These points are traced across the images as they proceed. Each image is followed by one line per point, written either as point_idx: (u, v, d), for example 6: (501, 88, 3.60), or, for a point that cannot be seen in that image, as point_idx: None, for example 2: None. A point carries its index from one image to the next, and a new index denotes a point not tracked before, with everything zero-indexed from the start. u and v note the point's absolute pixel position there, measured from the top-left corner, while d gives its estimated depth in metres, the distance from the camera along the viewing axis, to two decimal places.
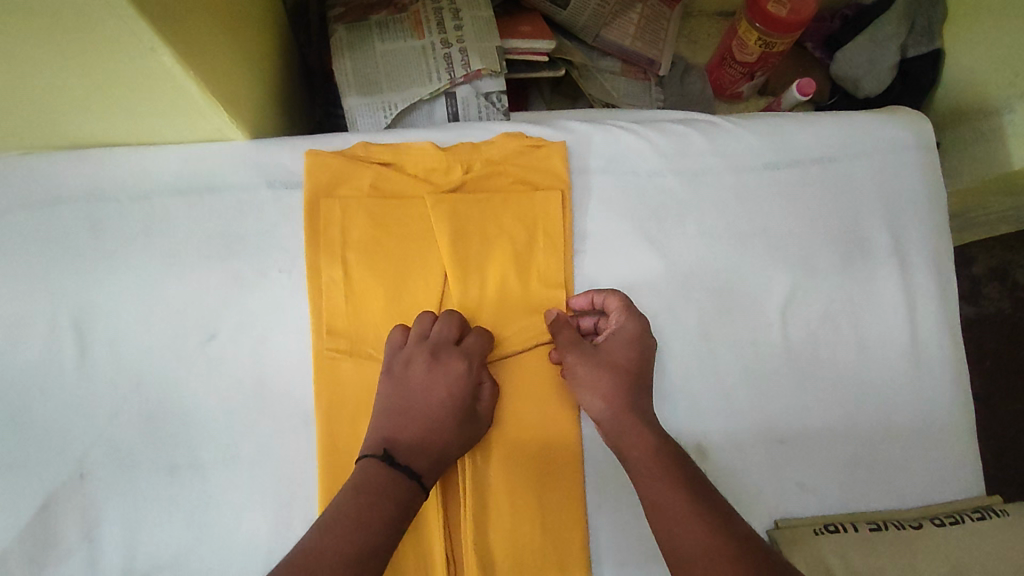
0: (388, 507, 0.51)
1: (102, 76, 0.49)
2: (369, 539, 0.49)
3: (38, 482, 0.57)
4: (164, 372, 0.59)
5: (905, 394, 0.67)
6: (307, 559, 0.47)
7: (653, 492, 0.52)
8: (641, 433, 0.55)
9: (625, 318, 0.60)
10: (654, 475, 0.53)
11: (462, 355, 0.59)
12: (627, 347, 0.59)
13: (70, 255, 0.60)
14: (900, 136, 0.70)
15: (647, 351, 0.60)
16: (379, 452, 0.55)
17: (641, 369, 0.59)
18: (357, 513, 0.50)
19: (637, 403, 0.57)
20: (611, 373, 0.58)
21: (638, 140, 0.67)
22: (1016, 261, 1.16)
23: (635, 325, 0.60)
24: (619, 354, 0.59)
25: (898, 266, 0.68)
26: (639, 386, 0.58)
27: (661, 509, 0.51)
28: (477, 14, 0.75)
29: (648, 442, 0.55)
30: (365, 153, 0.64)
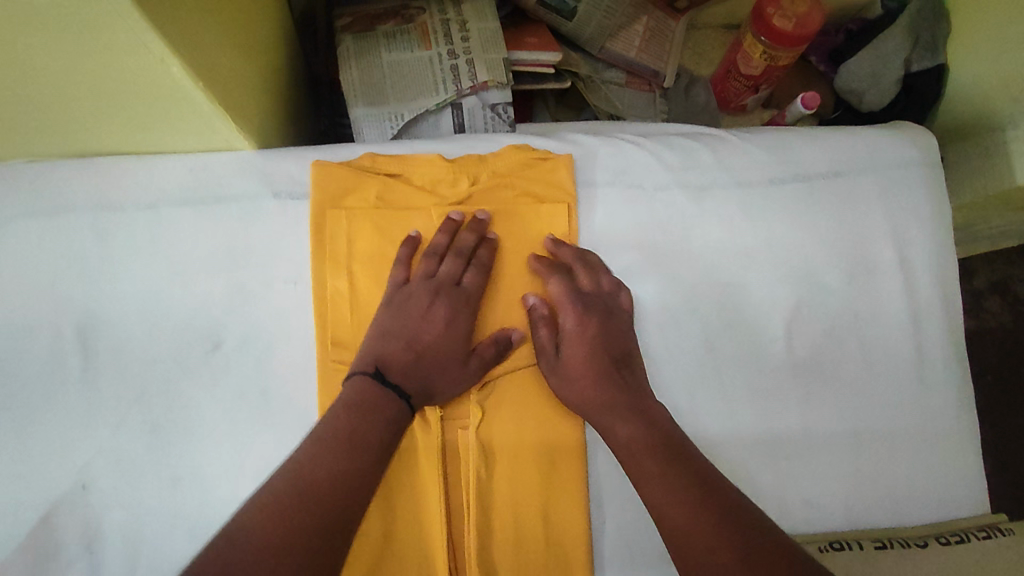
0: (378, 422, 0.54)
1: (111, 86, 0.49)
2: (360, 460, 0.52)
3: (40, 494, 0.56)
4: (167, 383, 0.59)
5: (909, 410, 0.67)
6: (304, 468, 0.50)
7: (633, 455, 0.55)
8: (620, 403, 0.58)
9: (574, 303, 0.61)
10: (635, 440, 0.56)
11: (465, 292, 0.61)
12: (586, 337, 0.61)
13: (75, 264, 0.60)
14: (906, 152, 0.70)
15: (615, 325, 0.62)
16: (369, 368, 0.56)
17: (605, 346, 0.60)
18: (350, 427, 0.53)
19: (611, 377, 0.59)
20: (580, 362, 0.60)
21: (644, 153, 0.67)
22: (1017, 275, 1.16)
23: (582, 312, 0.61)
24: (580, 347, 0.60)
25: (903, 283, 0.68)
26: (612, 363, 0.60)
27: (641, 470, 0.54)
28: (484, 26, 0.76)
29: (625, 409, 0.57)
30: (371, 164, 0.64)
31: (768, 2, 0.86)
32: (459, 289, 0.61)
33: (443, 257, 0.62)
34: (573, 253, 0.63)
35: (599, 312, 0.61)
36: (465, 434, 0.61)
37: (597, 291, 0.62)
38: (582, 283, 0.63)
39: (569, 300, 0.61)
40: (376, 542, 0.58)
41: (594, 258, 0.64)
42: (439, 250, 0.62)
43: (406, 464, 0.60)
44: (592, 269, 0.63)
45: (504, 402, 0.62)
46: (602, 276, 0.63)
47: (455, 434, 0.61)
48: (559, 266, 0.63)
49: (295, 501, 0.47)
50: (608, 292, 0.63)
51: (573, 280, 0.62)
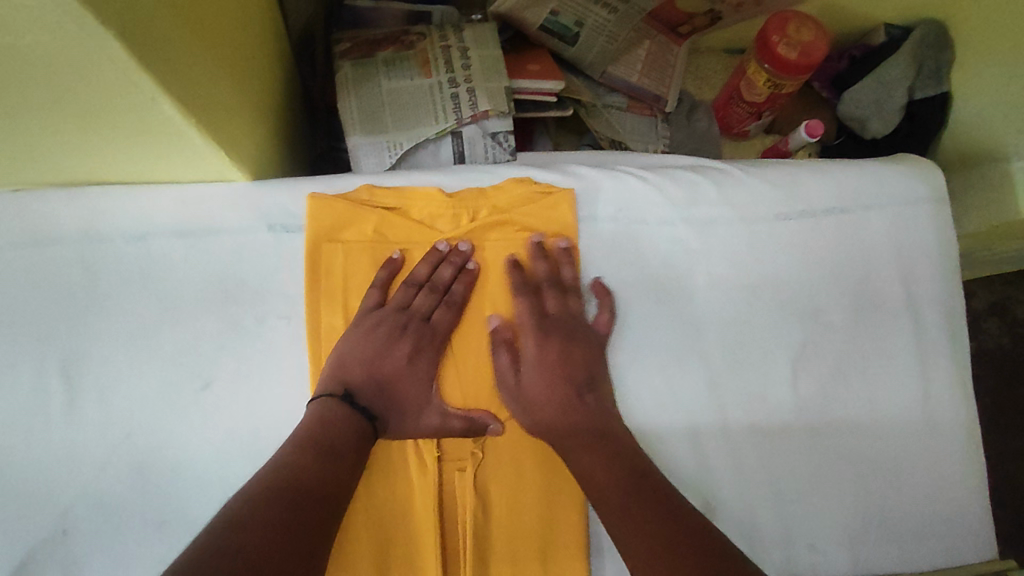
0: (349, 437, 0.55)
1: (99, 120, 0.47)
2: (328, 475, 0.52)
3: (23, 537, 0.55)
4: (154, 422, 0.57)
5: (915, 451, 0.66)
6: (285, 472, 0.50)
7: (595, 481, 0.56)
8: (585, 430, 0.58)
9: (538, 326, 0.61)
10: (596, 463, 0.56)
11: (434, 333, 0.60)
12: (547, 363, 0.61)
13: (62, 298, 0.58)
14: (914, 187, 0.69)
15: (580, 349, 0.61)
16: (337, 391, 0.56)
17: (566, 372, 0.60)
18: (318, 440, 0.53)
19: (575, 400, 0.59)
20: (541, 390, 0.60)
21: (648, 187, 0.65)
22: (1016, 297, 1.15)
23: (544, 336, 0.61)
24: (540, 377, 0.60)
25: (909, 321, 0.67)
26: (574, 389, 0.60)
27: (605, 497, 0.55)
28: (485, 53, 0.75)
29: (589, 435, 0.58)
30: (369, 197, 0.62)
31: (773, 30, 0.84)
32: (430, 328, 0.61)
33: (419, 290, 0.61)
34: (546, 263, 0.63)
35: (559, 338, 0.61)
36: (463, 477, 0.59)
37: (563, 311, 0.62)
38: (549, 301, 0.62)
39: (531, 324, 0.61)
40: None
41: (570, 267, 0.63)
42: (418, 280, 0.61)
43: (401, 509, 0.58)
44: (569, 285, 0.63)
45: (499, 444, 0.60)
46: (572, 293, 0.63)
47: (452, 478, 0.59)
48: (527, 284, 0.62)
49: (280, 496, 0.48)
50: (574, 311, 0.63)
51: (540, 300, 0.62)
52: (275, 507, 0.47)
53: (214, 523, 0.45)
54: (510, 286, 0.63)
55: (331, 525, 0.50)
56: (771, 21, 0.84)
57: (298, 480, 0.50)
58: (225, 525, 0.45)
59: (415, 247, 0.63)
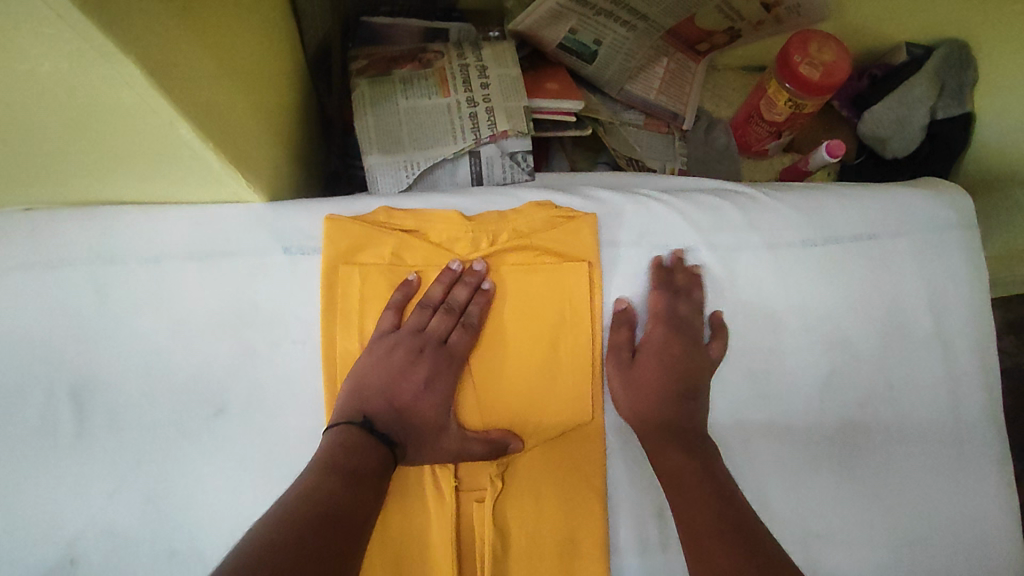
0: (372, 459, 0.53)
1: (116, 143, 0.46)
2: (361, 499, 0.50)
3: (32, 565, 0.53)
4: (166, 449, 0.56)
5: (946, 485, 0.64)
6: (320, 490, 0.49)
7: (681, 484, 0.56)
8: (685, 438, 0.58)
9: (668, 321, 0.62)
10: (685, 465, 0.56)
11: (449, 355, 0.58)
12: (666, 359, 0.61)
13: (73, 321, 0.57)
14: (942, 213, 0.67)
15: (691, 359, 0.61)
16: (356, 418, 0.55)
17: (680, 376, 0.60)
18: (342, 463, 0.51)
19: (675, 404, 0.59)
20: (655, 383, 0.60)
21: (671, 211, 0.64)
22: None
23: (667, 336, 0.61)
24: (648, 368, 0.60)
25: (938, 350, 0.66)
26: (685, 398, 0.60)
27: (694, 521, 0.53)
28: (504, 72, 0.74)
29: (682, 436, 0.58)
30: (387, 219, 0.61)
31: (794, 49, 0.83)
32: (445, 350, 0.59)
33: (435, 311, 0.59)
34: (666, 286, 0.62)
35: (684, 343, 0.61)
36: (480, 508, 0.57)
37: (691, 319, 0.62)
38: (682, 305, 0.62)
39: (664, 320, 0.61)
40: None
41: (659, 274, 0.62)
42: (432, 302, 0.59)
43: (417, 541, 0.56)
44: (698, 300, 0.62)
45: (517, 473, 0.58)
46: (697, 315, 0.62)
47: (469, 509, 0.57)
48: (669, 287, 0.62)
49: (305, 522, 0.45)
50: (694, 325, 0.62)
51: (667, 304, 0.62)
52: (300, 533, 0.45)
53: (240, 549, 0.42)
54: (654, 281, 0.62)
55: (360, 554, 0.47)
56: (792, 40, 0.83)
57: (322, 507, 0.47)
58: (262, 548, 0.42)
59: (433, 267, 0.61)
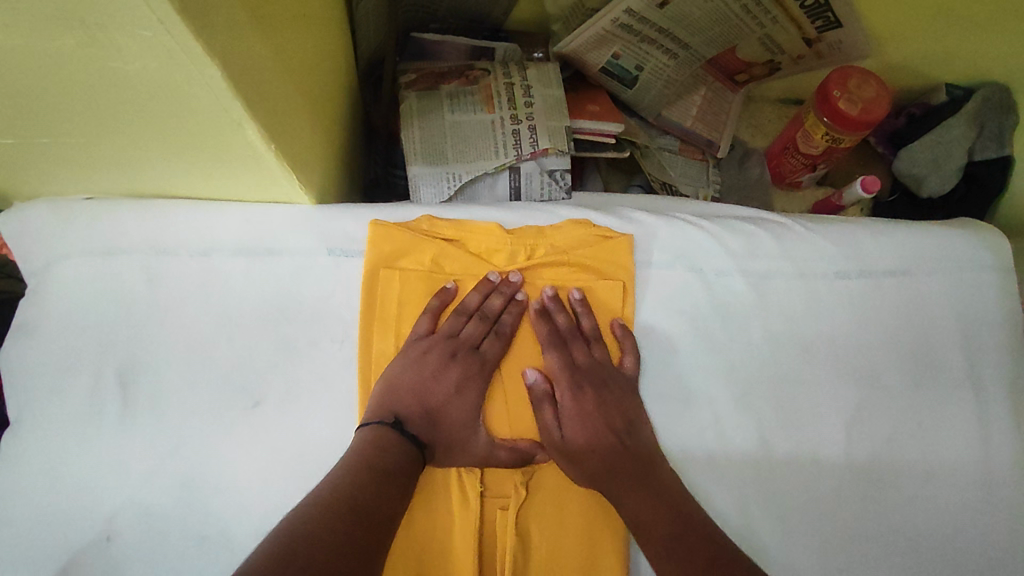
0: (401, 456, 0.54)
1: (181, 140, 0.49)
2: (383, 500, 0.51)
3: (66, 541, 0.55)
4: (202, 436, 0.57)
5: (975, 529, 0.63)
6: (342, 489, 0.50)
7: (643, 522, 0.55)
8: (621, 471, 0.57)
9: (571, 377, 0.60)
10: (643, 499, 0.55)
11: (482, 361, 0.60)
12: (586, 413, 0.59)
13: (125, 305, 0.59)
14: (978, 253, 0.68)
15: (613, 395, 0.60)
16: (389, 418, 0.56)
17: (606, 421, 0.59)
18: (370, 462, 0.52)
19: (614, 446, 0.58)
20: (578, 456, 0.58)
21: (705, 236, 0.65)
22: None
23: (579, 390, 0.60)
24: (580, 427, 0.59)
25: (972, 390, 0.65)
26: (614, 434, 0.59)
27: (655, 544, 0.53)
28: (548, 93, 0.76)
29: (632, 472, 0.57)
30: (429, 227, 0.63)
31: (833, 84, 0.84)
32: (477, 356, 0.60)
33: (470, 318, 0.61)
34: (564, 315, 0.62)
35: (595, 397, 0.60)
36: (505, 516, 0.57)
37: (590, 361, 0.61)
38: (577, 350, 0.61)
39: (565, 373, 0.60)
40: None
41: (590, 317, 0.62)
42: (467, 310, 0.61)
43: (441, 541, 0.57)
44: (586, 330, 0.62)
45: (541, 483, 0.59)
46: (596, 342, 0.62)
47: (493, 515, 0.58)
48: (556, 336, 0.61)
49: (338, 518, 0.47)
50: (601, 357, 0.62)
51: (569, 352, 0.61)
52: (332, 525, 0.46)
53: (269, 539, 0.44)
54: (540, 337, 0.61)
55: (382, 548, 0.48)
56: (833, 75, 0.84)
57: (352, 500, 0.49)
58: (290, 539, 0.44)
59: (472, 275, 0.63)
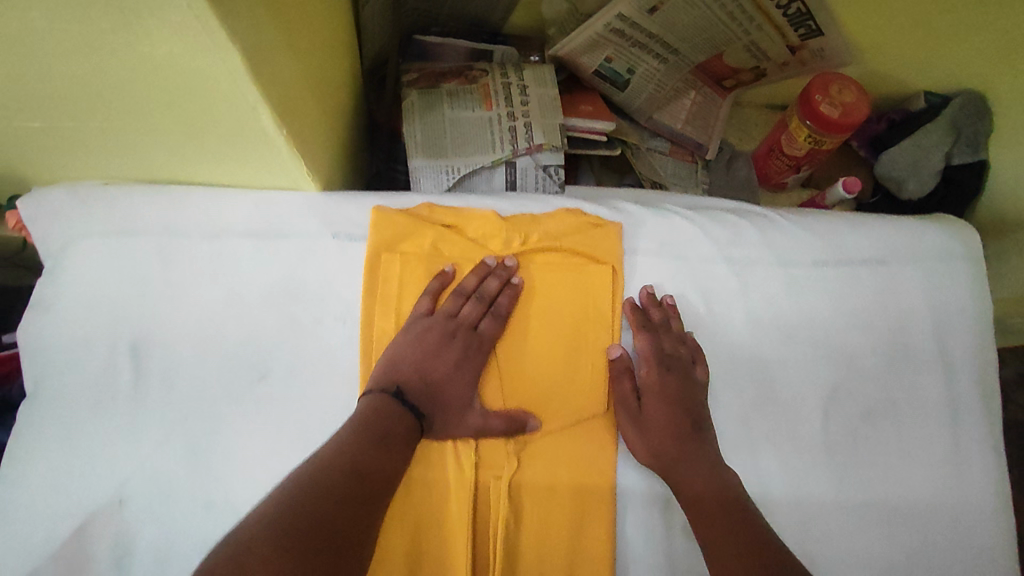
0: (400, 426, 0.57)
1: (198, 124, 0.53)
2: (381, 470, 0.53)
3: (80, 502, 0.58)
4: (214, 406, 0.60)
5: (946, 503, 0.67)
6: (345, 451, 0.52)
7: (703, 509, 0.59)
8: (688, 454, 0.61)
9: (658, 364, 0.64)
10: (704, 490, 0.59)
11: (480, 339, 0.63)
12: (666, 397, 0.63)
13: (139, 283, 0.62)
14: (950, 246, 0.72)
15: (690, 386, 0.64)
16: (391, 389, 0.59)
17: (684, 406, 0.63)
18: (372, 427, 0.55)
19: (687, 430, 0.62)
20: (654, 434, 0.62)
21: (691, 226, 0.69)
22: None
23: (663, 373, 0.64)
24: (659, 407, 0.63)
25: (943, 373, 0.69)
26: (688, 421, 0.63)
27: (711, 525, 0.58)
28: (543, 93, 0.79)
29: (693, 454, 0.61)
30: (429, 214, 0.66)
31: (815, 89, 0.88)
32: (476, 335, 0.63)
33: (467, 299, 0.64)
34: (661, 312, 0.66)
35: (676, 388, 0.63)
36: (498, 485, 0.60)
37: (677, 352, 0.65)
38: (666, 340, 0.65)
39: (653, 359, 0.64)
40: None
41: (678, 321, 0.66)
42: (466, 291, 0.64)
43: (436, 509, 0.60)
44: (678, 331, 0.66)
45: (534, 454, 0.62)
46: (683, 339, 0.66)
47: (487, 485, 0.61)
48: (646, 325, 0.65)
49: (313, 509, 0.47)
50: (687, 353, 0.65)
51: (659, 340, 0.65)
52: (321, 507, 0.48)
53: (257, 511, 0.46)
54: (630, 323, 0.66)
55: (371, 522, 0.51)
56: (815, 81, 0.88)
57: (344, 462, 0.52)
58: (279, 505, 0.47)
59: (472, 261, 0.66)
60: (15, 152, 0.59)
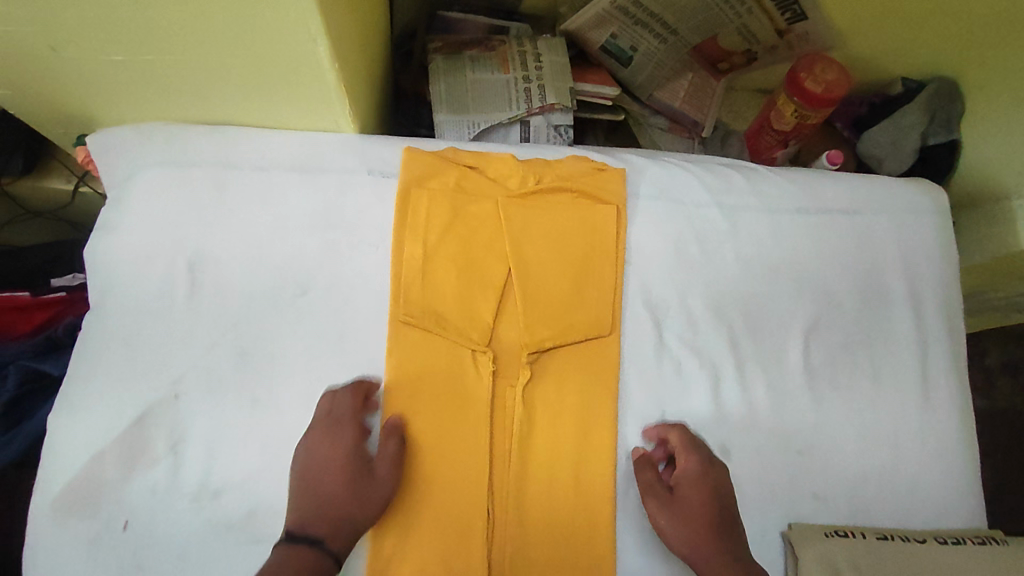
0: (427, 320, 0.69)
1: (259, 58, 0.61)
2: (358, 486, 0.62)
3: (138, 395, 0.64)
4: (260, 316, 0.67)
5: (914, 425, 0.74)
6: (320, 479, 0.61)
7: None
8: (715, 547, 0.63)
9: (696, 461, 0.67)
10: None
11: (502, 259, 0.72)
12: (698, 492, 0.65)
13: (194, 207, 0.70)
14: (919, 198, 0.80)
15: (723, 486, 0.67)
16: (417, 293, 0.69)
17: (717, 503, 0.65)
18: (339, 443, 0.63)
19: (715, 525, 0.64)
20: (688, 525, 0.64)
21: (687, 174, 0.77)
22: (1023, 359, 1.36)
23: (702, 470, 0.66)
24: (692, 499, 0.65)
25: (912, 310, 0.77)
26: (719, 516, 0.65)
27: None
28: (555, 60, 0.87)
29: (718, 550, 0.63)
30: (454, 156, 0.74)
31: (801, 69, 0.97)
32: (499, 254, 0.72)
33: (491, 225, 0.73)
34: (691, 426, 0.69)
35: (704, 474, 0.66)
36: (512, 391, 0.68)
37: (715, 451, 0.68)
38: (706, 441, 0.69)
39: (693, 454, 0.67)
40: (422, 477, 0.65)
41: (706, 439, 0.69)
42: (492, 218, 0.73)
43: (457, 411, 0.67)
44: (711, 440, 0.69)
45: (545, 364, 0.70)
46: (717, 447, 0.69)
47: (504, 390, 0.68)
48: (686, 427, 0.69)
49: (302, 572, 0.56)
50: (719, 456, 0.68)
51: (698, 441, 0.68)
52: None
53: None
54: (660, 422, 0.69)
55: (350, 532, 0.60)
56: (801, 60, 0.97)
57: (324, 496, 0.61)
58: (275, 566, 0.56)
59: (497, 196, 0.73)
60: (90, 88, 0.66)
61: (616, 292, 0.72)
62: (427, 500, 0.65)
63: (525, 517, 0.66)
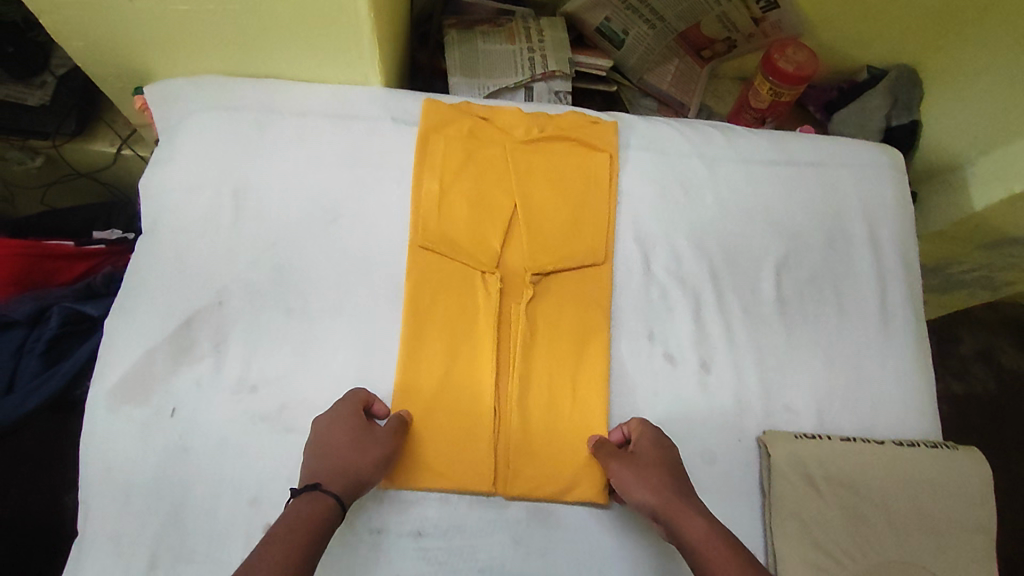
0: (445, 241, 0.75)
1: (304, 12, 0.71)
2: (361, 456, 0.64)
3: (187, 302, 0.73)
4: (294, 239, 0.77)
5: (874, 350, 0.83)
6: (328, 444, 0.64)
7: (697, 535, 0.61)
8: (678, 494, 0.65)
9: (649, 437, 0.71)
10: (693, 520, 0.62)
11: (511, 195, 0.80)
12: (654, 458, 0.68)
13: (239, 145, 0.79)
14: (877, 156, 0.91)
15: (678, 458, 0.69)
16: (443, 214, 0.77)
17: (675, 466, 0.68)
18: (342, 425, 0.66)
19: (677, 481, 0.66)
20: (647, 475, 0.66)
21: (672, 130, 0.88)
22: (999, 347, 1.45)
23: (655, 443, 0.70)
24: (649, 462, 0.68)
25: (872, 251, 0.87)
26: (678, 477, 0.67)
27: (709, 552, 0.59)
28: (556, 35, 0.98)
29: (681, 498, 0.64)
30: (468, 109, 0.84)
31: (774, 50, 1.08)
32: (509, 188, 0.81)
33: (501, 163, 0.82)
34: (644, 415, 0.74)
35: (654, 436, 0.70)
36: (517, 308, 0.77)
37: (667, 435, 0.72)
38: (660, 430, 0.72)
39: (648, 429, 0.71)
40: (437, 378, 0.74)
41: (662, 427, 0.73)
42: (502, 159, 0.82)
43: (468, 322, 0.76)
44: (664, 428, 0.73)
45: (548, 287, 0.79)
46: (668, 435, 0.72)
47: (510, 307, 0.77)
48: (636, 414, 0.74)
49: (308, 513, 0.58)
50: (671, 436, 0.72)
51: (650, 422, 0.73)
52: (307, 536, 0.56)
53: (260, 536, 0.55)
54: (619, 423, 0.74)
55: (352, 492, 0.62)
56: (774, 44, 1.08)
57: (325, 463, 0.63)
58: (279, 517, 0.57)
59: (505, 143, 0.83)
60: (153, 40, 0.76)
61: (610, 227, 0.82)
62: (439, 399, 0.73)
63: (528, 416, 0.74)
